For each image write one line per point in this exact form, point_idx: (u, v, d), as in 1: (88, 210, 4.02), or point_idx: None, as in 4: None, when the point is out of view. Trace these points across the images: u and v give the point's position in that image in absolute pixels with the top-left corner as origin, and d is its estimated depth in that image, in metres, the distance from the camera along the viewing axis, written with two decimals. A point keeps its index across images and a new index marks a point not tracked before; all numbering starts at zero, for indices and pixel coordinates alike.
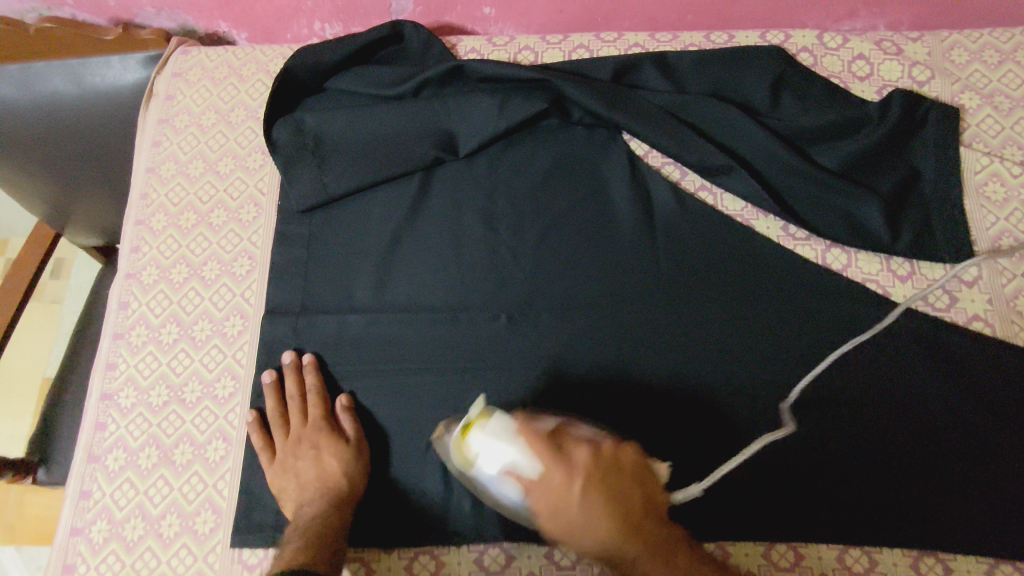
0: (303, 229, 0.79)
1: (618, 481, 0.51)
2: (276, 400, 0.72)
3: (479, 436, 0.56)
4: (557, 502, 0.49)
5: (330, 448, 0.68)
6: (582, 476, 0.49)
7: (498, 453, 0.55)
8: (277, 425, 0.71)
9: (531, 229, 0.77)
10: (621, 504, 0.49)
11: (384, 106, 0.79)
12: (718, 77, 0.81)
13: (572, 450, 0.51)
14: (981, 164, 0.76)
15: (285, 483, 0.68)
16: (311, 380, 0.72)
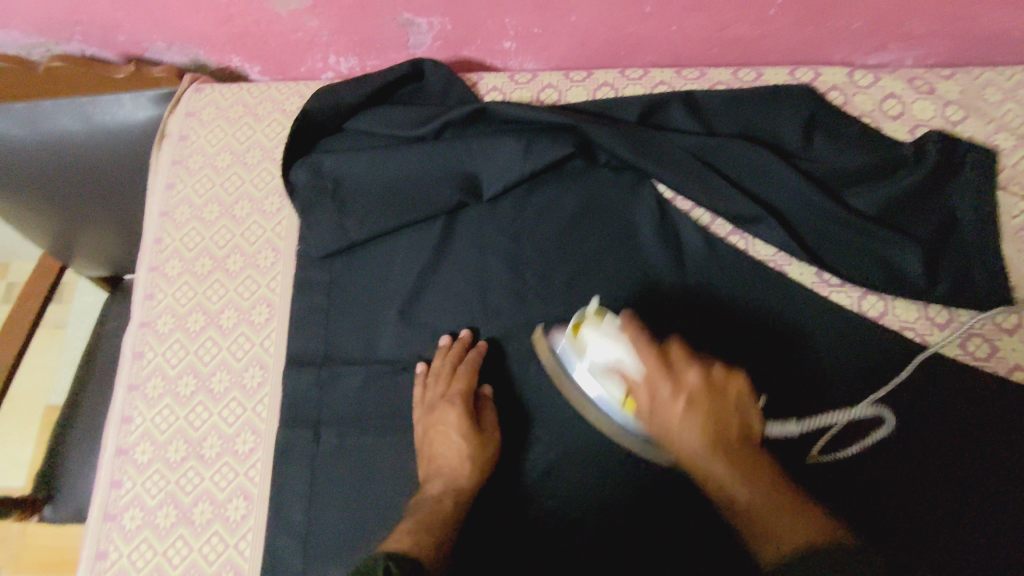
0: (323, 275, 0.76)
1: (719, 400, 0.55)
2: (437, 361, 0.71)
3: (592, 333, 0.62)
4: (661, 401, 0.56)
5: (463, 427, 0.66)
6: (685, 389, 0.55)
7: (609, 351, 0.60)
8: (425, 387, 0.70)
9: (558, 273, 0.75)
10: (715, 421, 0.54)
11: (406, 148, 0.77)
12: (747, 117, 0.79)
13: (684, 365, 0.56)
14: (1019, 208, 0.74)
15: (422, 444, 0.67)
16: (472, 357, 0.70)
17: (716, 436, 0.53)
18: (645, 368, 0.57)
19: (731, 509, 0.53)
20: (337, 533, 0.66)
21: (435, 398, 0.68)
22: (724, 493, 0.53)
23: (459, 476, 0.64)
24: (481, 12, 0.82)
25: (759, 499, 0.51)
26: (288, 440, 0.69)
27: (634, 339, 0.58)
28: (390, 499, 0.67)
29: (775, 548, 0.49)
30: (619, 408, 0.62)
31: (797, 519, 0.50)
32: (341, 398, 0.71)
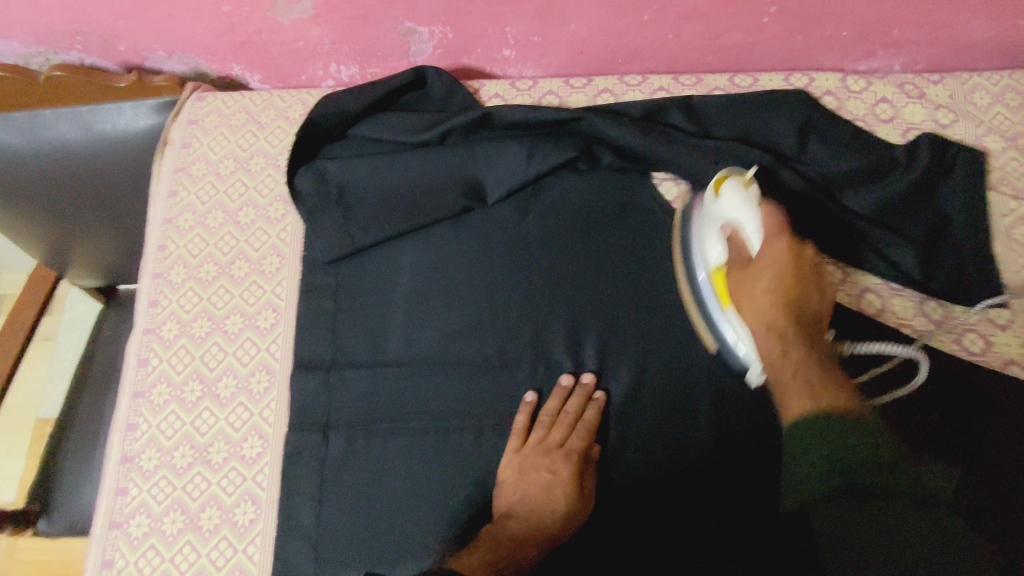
0: (329, 279, 0.77)
1: (808, 280, 0.62)
2: (557, 403, 0.70)
3: (734, 190, 0.64)
4: (766, 256, 0.62)
5: (570, 484, 0.66)
6: (789, 258, 0.62)
7: (736, 208, 0.64)
8: (539, 428, 0.70)
9: (565, 274, 0.76)
10: (796, 292, 0.61)
11: (411, 154, 0.78)
12: (745, 121, 0.81)
13: (799, 244, 0.63)
14: (1009, 208, 0.76)
15: (512, 481, 0.67)
16: (593, 414, 0.69)
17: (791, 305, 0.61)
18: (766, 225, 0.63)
19: (777, 372, 0.59)
20: (348, 536, 0.66)
21: (546, 442, 0.69)
22: (777, 357, 0.59)
23: (542, 526, 0.65)
24: (482, 21, 0.83)
25: (804, 366, 0.58)
26: (297, 443, 0.69)
27: (770, 206, 0.64)
28: (401, 503, 0.67)
29: (807, 402, 0.54)
30: (702, 273, 0.68)
31: (832, 391, 0.55)
32: (350, 401, 0.71)
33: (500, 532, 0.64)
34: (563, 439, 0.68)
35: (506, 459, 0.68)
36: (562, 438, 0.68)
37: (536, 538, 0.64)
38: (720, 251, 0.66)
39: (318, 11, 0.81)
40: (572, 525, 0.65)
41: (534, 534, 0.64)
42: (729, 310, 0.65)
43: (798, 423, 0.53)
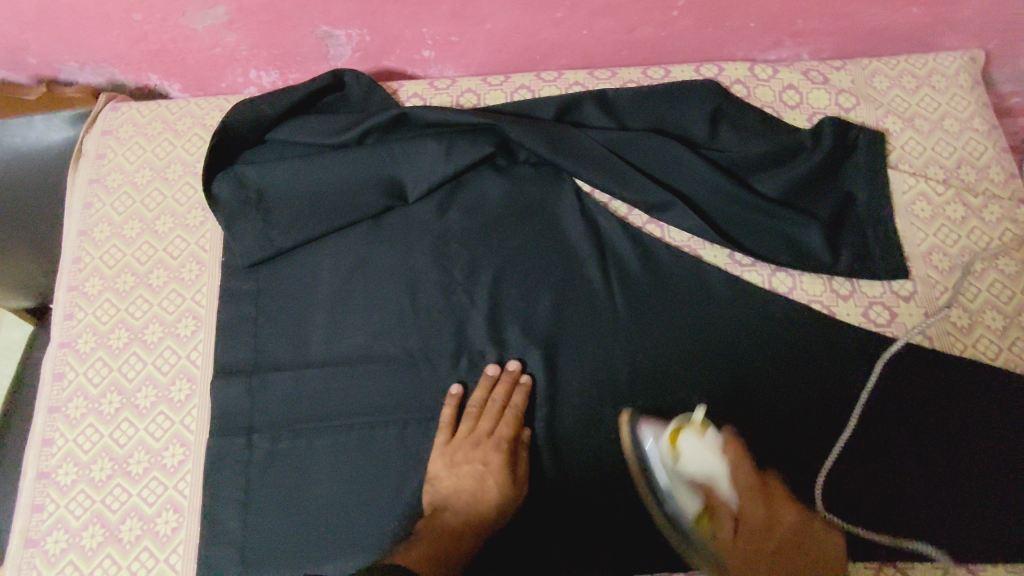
0: (250, 285, 0.76)
1: (795, 540, 0.62)
2: (483, 392, 0.71)
3: (701, 443, 0.66)
4: (752, 520, 0.62)
5: (502, 471, 0.67)
6: (773, 519, 0.62)
7: (707, 464, 0.66)
8: (467, 419, 0.70)
9: (487, 269, 0.77)
10: (795, 555, 0.60)
11: (330, 156, 0.79)
12: (657, 112, 0.83)
13: (775, 505, 0.63)
14: (908, 184, 0.80)
15: (443, 475, 0.68)
16: (521, 399, 0.70)
17: (787, 566, 0.60)
18: (738, 470, 0.65)
19: None
20: (274, 538, 0.66)
21: (475, 433, 0.69)
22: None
23: (474, 515, 0.65)
24: (398, 23, 0.84)
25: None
26: (220, 449, 0.69)
27: (742, 456, 0.66)
28: (330, 501, 0.67)
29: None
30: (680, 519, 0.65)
31: None
32: (273, 404, 0.71)
33: (436, 528, 0.64)
34: (492, 428, 0.69)
35: (436, 453, 0.69)
36: (491, 427, 0.69)
37: (472, 527, 0.65)
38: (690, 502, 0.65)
39: (232, 17, 0.81)
40: (506, 510, 0.67)
41: (469, 524, 0.65)
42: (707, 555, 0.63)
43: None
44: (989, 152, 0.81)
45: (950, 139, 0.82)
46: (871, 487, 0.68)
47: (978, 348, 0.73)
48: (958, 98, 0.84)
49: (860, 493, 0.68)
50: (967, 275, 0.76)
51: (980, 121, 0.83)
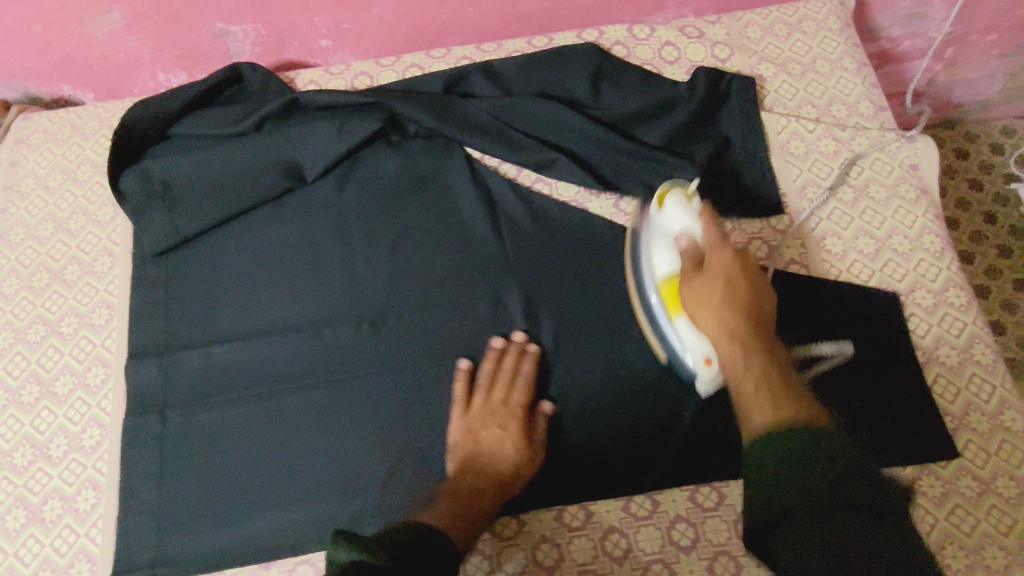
0: (160, 272, 0.80)
1: (754, 285, 0.61)
2: (491, 363, 0.73)
3: (676, 205, 0.67)
4: (714, 264, 0.62)
5: (518, 437, 0.69)
6: (737, 263, 0.61)
7: (680, 222, 0.66)
8: (479, 391, 0.72)
9: (384, 240, 0.81)
10: (746, 296, 0.59)
11: (229, 145, 0.82)
12: (542, 78, 0.86)
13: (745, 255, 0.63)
14: (781, 124, 0.84)
15: (462, 441, 0.70)
16: (530, 367, 0.72)
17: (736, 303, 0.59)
18: (706, 227, 0.64)
19: (739, 387, 0.56)
20: (188, 503, 0.70)
21: (489, 403, 0.71)
22: (736, 366, 0.57)
23: (498, 474, 0.67)
24: (289, 15, 0.88)
25: (767, 386, 0.54)
26: (135, 426, 0.73)
27: (711, 215, 0.65)
28: (240, 466, 0.72)
29: (763, 415, 0.52)
30: (654, 285, 0.68)
31: (782, 400, 0.52)
32: (185, 381, 0.75)
33: (462, 490, 0.65)
34: (505, 397, 0.71)
35: (454, 425, 0.71)
36: (503, 397, 0.71)
37: (496, 488, 0.66)
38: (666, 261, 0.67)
39: (128, 21, 0.85)
40: (524, 475, 0.68)
41: (494, 486, 0.66)
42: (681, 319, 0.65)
43: (763, 444, 0.50)
44: (859, 89, 0.85)
45: (822, 80, 0.86)
46: None
47: (851, 272, 0.77)
48: (828, 40, 0.88)
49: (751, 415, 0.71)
50: (839, 205, 0.80)
51: (850, 60, 0.87)
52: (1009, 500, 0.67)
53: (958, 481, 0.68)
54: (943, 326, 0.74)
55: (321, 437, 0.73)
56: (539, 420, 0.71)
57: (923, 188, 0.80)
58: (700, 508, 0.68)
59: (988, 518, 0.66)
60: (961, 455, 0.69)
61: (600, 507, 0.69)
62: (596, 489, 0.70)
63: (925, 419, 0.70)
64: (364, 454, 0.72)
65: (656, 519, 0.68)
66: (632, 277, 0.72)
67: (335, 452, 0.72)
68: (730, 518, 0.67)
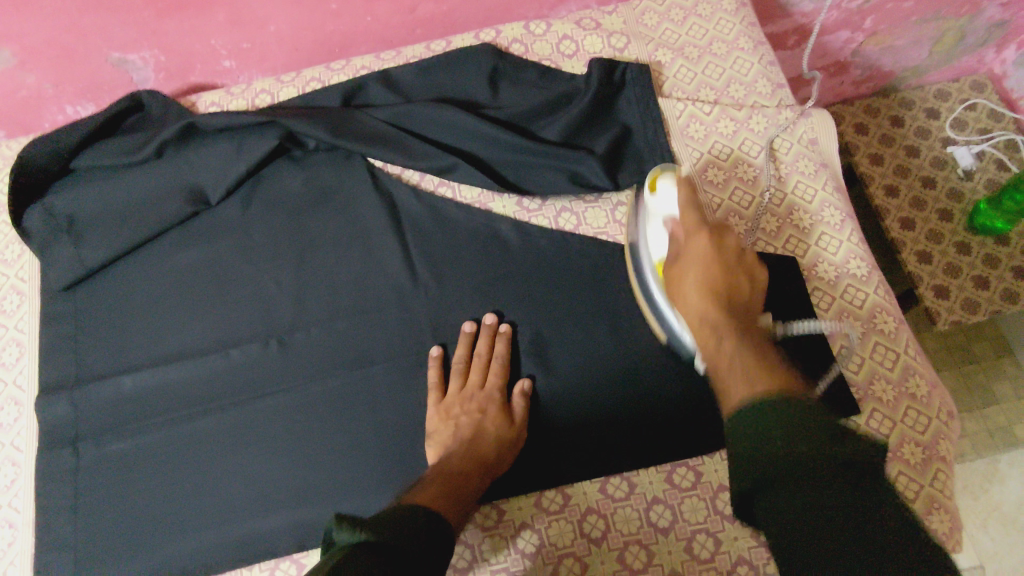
0: (68, 305, 0.81)
1: (729, 270, 0.58)
2: (466, 347, 0.73)
3: (668, 183, 0.65)
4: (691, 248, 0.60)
5: (496, 414, 0.69)
6: (715, 247, 0.59)
7: (670, 203, 0.65)
8: (457, 374, 0.72)
9: (288, 257, 0.81)
10: (723, 282, 0.57)
11: (131, 173, 0.82)
12: (441, 82, 0.87)
13: (726, 236, 0.60)
14: (679, 109, 0.84)
15: (441, 428, 0.69)
16: (505, 348, 0.73)
17: (713, 292, 0.57)
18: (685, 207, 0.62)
19: (715, 367, 0.52)
20: (102, 533, 0.71)
21: (465, 387, 0.71)
22: (713, 347, 0.53)
23: (480, 451, 0.66)
24: (183, 39, 0.86)
25: (745, 355, 0.50)
26: (47, 461, 0.74)
27: (697, 199, 0.63)
28: (152, 491, 0.72)
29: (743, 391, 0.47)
30: (649, 272, 0.67)
31: (755, 375, 0.48)
32: (95, 412, 0.75)
33: (445, 466, 0.64)
34: (480, 378, 0.72)
35: (432, 412, 0.71)
36: (479, 380, 0.72)
37: (476, 466, 0.65)
38: (658, 247, 0.65)
39: (21, 58, 0.84)
40: (506, 450, 0.68)
41: (476, 460, 0.65)
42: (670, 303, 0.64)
43: (739, 417, 0.45)
44: (756, 68, 0.85)
45: (719, 62, 0.86)
46: (669, 399, 0.71)
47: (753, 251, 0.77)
48: (723, 22, 0.88)
49: (658, 406, 0.70)
50: (740, 185, 0.80)
51: (746, 39, 0.87)
52: (915, 467, 0.66)
53: None
54: (846, 298, 0.74)
55: (233, 456, 0.72)
56: (517, 398, 0.71)
57: (824, 162, 0.80)
58: (610, 498, 0.68)
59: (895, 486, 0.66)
60: (868, 425, 0.69)
61: (512, 505, 0.69)
62: (510, 489, 0.69)
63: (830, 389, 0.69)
64: (271, 470, 0.72)
65: (568, 512, 0.68)
66: (632, 266, 0.71)
67: (245, 472, 0.72)
68: (641, 506, 0.67)
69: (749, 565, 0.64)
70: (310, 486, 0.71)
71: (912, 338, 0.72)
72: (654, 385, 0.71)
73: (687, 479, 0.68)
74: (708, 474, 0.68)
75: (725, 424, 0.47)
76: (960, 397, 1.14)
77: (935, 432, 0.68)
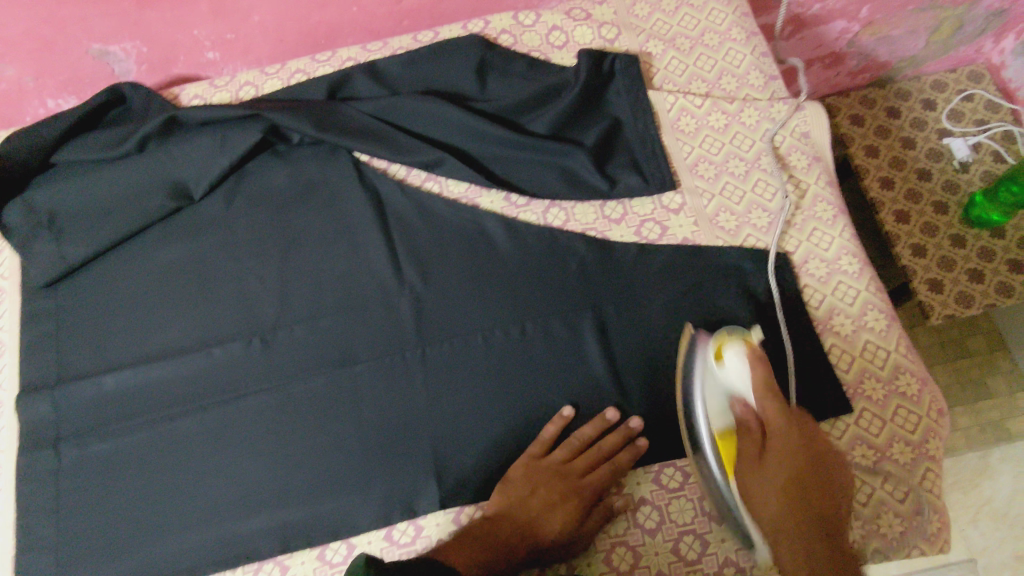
0: (49, 303, 0.80)
1: (815, 476, 0.58)
2: (595, 431, 0.68)
3: (737, 355, 0.63)
4: (776, 444, 0.59)
5: (570, 510, 0.64)
6: (798, 451, 0.59)
7: (741, 378, 0.62)
8: (570, 450, 0.67)
9: (272, 254, 0.80)
10: (809, 494, 0.57)
11: (113, 168, 0.80)
12: (428, 74, 0.86)
13: (809, 435, 0.60)
14: (670, 102, 0.82)
15: (516, 485, 0.66)
16: (628, 459, 0.66)
17: (798, 509, 0.56)
18: (761, 392, 0.60)
19: None
20: (84, 536, 0.70)
21: (567, 465, 0.66)
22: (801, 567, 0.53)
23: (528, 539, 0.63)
24: (165, 30, 0.84)
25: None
26: (29, 462, 0.73)
27: (772, 382, 0.61)
28: (133, 493, 0.71)
29: None
30: (704, 440, 0.63)
31: None
32: (77, 412, 0.74)
33: (495, 531, 0.63)
34: (585, 467, 0.66)
35: (520, 462, 0.67)
36: (585, 469, 0.66)
37: (518, 547, 0.62)
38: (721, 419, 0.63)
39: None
40: (557, 547, 0.63)
41: (521, 538, 0.63)
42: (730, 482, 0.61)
43: None
44: (747, 59, 0.84)
45: (710, 53, 0.85)
46: (657, 398, 0.70)
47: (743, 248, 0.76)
48: (715, 12, 0.87)
49: (649, 405, 0.70)
50: (731, 179, 0.79)
51: (738, 30, 0.85)
52: (904, 467, 0.66)
53: (853, 451, 0.67)
54: (837, 295, 0.73)
55: (217, 457, 0.72)
56: (605, 507, 0.66)
57: (816, 155, 0.79)
58: None
59: (883, 486, 0.65)
60: (856, 424, 0.68)
61: None
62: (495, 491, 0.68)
63: (817, 387, 0.69)
64: (255, 472, 0.71)
65: None
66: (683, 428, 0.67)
67: (228, 474, 0.71)
68: (628, 508, 0.67)
69: (736, 567, 0.63)
70: (294, 488, 0.70)
71: (903, 335, 0.71)
72: (641, 385, 0.71)
73: (674, 479, 0.67)
74: (695, 474, 0.67)
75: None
76: (954, 392, 1.14)
77: (925, 430, 0.67)
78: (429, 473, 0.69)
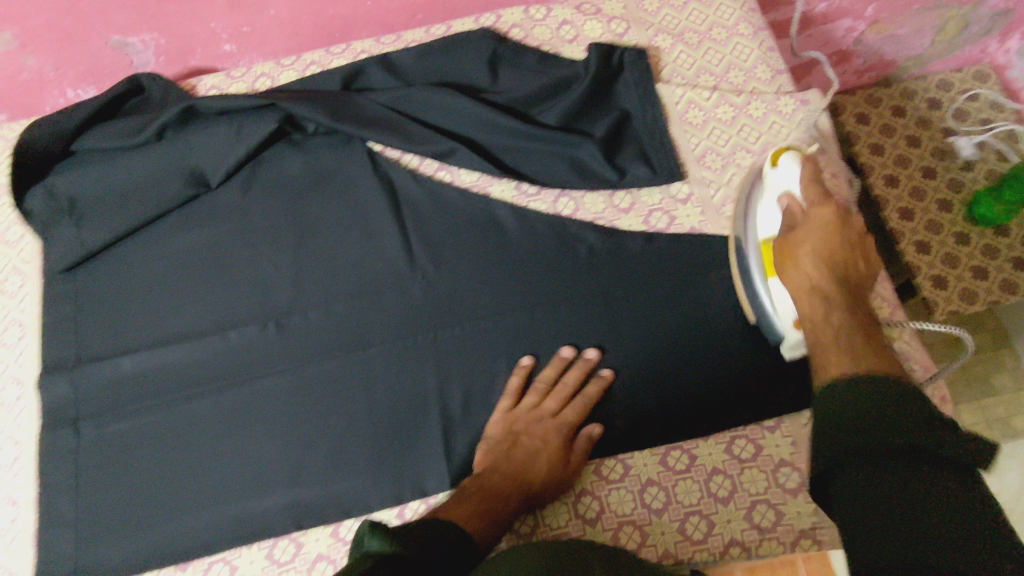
0: (69, 286, 0.82)
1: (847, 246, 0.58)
2: (555, 372, 0.72)
3: (791, 159, 0.64)
4: (814, 222, 0.59)
5: (555, 451, 0.67)
6: (833, 223, 0.58)
7: (790, 182, 0.63)
8: (537, 394, 0.71)
9: (288, 240, 0.82)
10: (838, 257, 0.57)
11: (133, 155, 0.82)
12: (440, 66, 0.87)
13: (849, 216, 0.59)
14: (678, 95, 0.84)
15: (500, 436, 0.68)
16: (594, 390, 0.70)
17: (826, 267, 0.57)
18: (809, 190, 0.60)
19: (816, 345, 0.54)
20: (103, 511, 0.71)
21: (540, 409, 0.69)
22: (818, 318, 0.55)
23: (522, 484, 0.65)
24: (182, 22, 0.86)
25: (843, 326, 0.53)
26: (50, 440, 0.75)
27: (819, 181, 0.62)
28: (150, 470, 0.73)
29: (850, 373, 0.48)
30: (751, 250, 0.66)
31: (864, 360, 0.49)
32: (96, 392, 0.76)
33: (492, 483, 0.64)
34: (557, 408, 0.70)
35: (497, 417, 0.70)
36: (556, 408, 0.70)
37: (516, 500, 0.64)
38: (769, 225, 0.65)
39: (22, 40, 0.84)
40: (550, 490, 0.66)
41: (514, 485, 0.64)
42: (773, 281, 0.64)
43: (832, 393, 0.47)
44: (755, 54, 0.85)
45: (718, 47, 0.86)
46: (665, 381, 0.71)
47: None
48: (723, 8, 0.88)
49: (655, 389, 0.71)
50: (738, 171, 0.80)
51: (746, 25, 0.87)
52: None
53: None
54: None
55: (232, 436, 0.73)
56: (584, 440, 0.68)
57: (821, 148, 0.80)
58: (604, 479, 0.69)
59: None
60: None
61: None
62: None
63: None
64: (269, 450, 0.72)
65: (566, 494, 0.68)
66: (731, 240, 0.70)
67: (243, 452, 0.72)
68: (635, 489, 0.68)
69: (741, 547, 0.65)
70: (309, 466, 0.71)
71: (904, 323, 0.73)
72: (647, 368, 0.72)
73: (681, 461, 0.68)
74: (701, 457, 0.68)
75: (814, 395, 0.49)
76: (959, 389, 1.15)
77: None
78: (440, 453, 0.70)
